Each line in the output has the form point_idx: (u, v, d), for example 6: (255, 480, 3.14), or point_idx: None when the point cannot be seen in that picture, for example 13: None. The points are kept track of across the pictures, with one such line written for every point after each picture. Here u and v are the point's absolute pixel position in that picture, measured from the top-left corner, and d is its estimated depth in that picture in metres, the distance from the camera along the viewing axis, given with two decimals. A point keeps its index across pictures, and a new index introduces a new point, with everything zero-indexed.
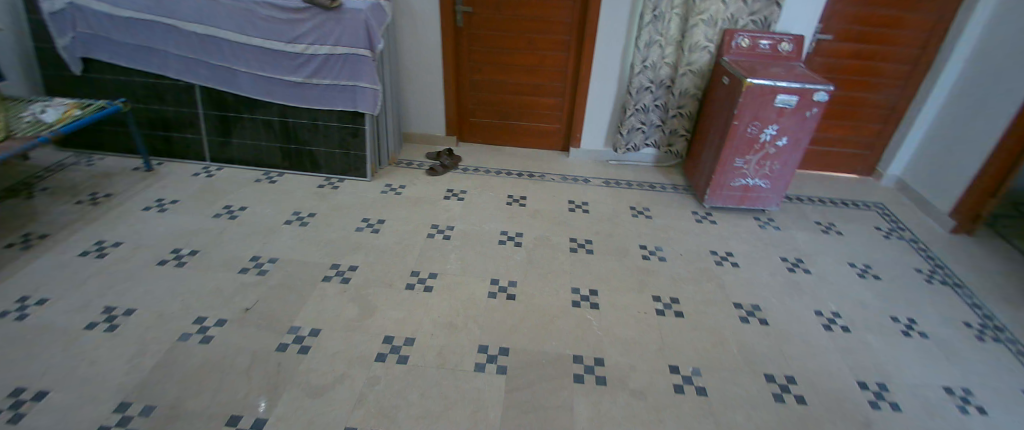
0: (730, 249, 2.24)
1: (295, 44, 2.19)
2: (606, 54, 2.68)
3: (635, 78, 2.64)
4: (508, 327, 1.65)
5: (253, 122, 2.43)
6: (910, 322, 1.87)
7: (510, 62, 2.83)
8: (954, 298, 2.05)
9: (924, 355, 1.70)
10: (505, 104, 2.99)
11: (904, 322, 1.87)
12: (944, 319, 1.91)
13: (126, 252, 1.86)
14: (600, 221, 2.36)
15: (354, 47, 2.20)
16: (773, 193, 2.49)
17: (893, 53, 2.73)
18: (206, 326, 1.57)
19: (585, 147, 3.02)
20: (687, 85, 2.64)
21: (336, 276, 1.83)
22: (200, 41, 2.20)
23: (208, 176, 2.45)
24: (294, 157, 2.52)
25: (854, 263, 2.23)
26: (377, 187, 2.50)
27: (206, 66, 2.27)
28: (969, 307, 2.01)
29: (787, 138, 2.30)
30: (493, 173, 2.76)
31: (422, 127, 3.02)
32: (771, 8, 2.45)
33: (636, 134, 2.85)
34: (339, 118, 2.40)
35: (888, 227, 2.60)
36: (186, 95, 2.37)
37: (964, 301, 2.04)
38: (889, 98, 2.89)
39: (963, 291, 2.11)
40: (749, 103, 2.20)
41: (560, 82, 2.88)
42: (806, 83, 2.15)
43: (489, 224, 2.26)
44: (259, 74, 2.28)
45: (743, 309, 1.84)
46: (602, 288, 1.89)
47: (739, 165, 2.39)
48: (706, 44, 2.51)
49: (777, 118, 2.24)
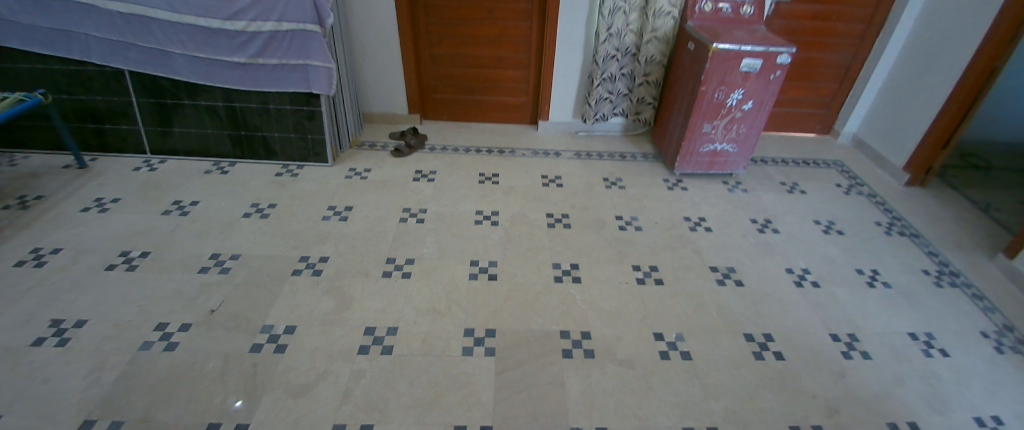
0: (702, 215, 2.29)
1: (233, 22, 2.00)
2: (570, 23, 2.61)
3: (601, 46, 2.58)
4: (493, 308, 1.63)
5: (196, 108, 2.23)
6: (874, 273, 2.01)
7: (471, 34, 2.70)
8: (908, 248, 2.21)
9: (885, 304, 1.83)
10: (469, 79, 2.88)
11: (869, 273, 2.01)
12: (905, 269, 2.06)
13: (68, 258, 1.67)
14: (575, 195, 2.35)
15: (302, 23, 2.04)
16: (739, 157, 2.55)
17: (847, 13, 2.80)
18: (169, 332, 1.45)
19: (554, 119, 2.97)
20: (652, 51, 2.62)
21: (306, 269, 1.74)
22: (125, 21, 1.96)
23: (151, 170, 2.23)
24: (246, 144, 2.34)
25: (818, 220, 2.35)
26: (342, 172, 2.37)
27: (135, 49, 2.04)
28: (927, 255, 2.17)
29: (752, 102, 2.34)
30: (461, 151, 2.68)
31: (384, 106, 2.88)
32: None
33: (604, 104, 2.82)
34: (292, 100, 2.24)
35: (847, 184, 2.73)
36: (116, 82, 2.13)
37: (922, 250, 2.20)
38: (842, 58, 2.98)
39: (919, 240, 2.27)
40: (716, 68, 2.20)
41: (524, 53, 2.79)
42: (769, 46, 2.17)
43: (463, 204, 2.20)
44: (198, 56, 2.07)
45: (719, 271, 1.91)
46: (582, 261, 1.90)
47: (707, 131, 2.42)
48: (670, 9, 2.48)
49: (743, 82, 2.26)
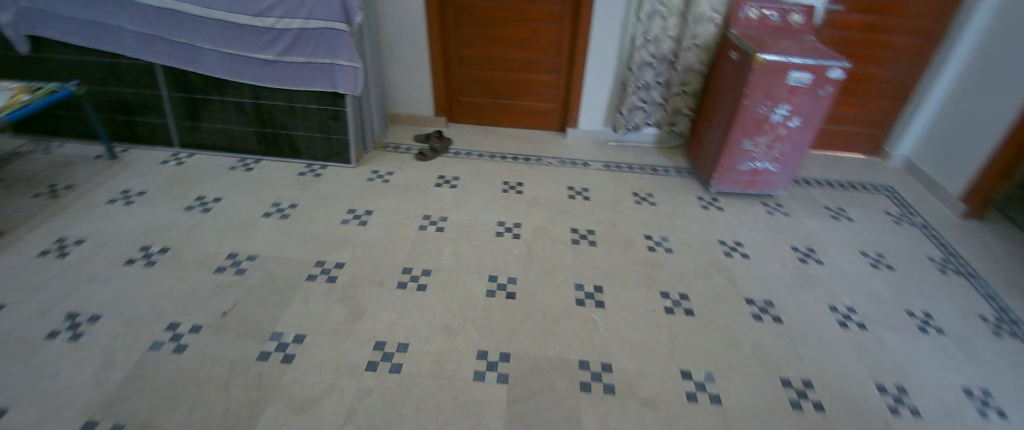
0: (738, 239, 2.15)
1: (262, 19, 1.98)
2: (604, 27, 2.49)
3: (636, 53, 2.46)
4: (509, 329, 1.55)
5: (224, 104, 2.23)
6: (926, 317, 1.82)
7: (501, 35, 2.62)
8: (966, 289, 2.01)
9: (939, 352, 1.65)
10: (497, 82, 2.80)
11: (920, 317, 1.82)
12: (959, 314, 1.86)
13: (90, 251, 1.70)
14: (603, 210, 2.24)
15: (329, 21, 2.00)
16: (781, 177, 2.37)
17: (907, 26, 2.58)
18: (180, 333, 1.43)
19: (583, 127, 2.86)
20: (691, 60, 2.47)
21: (321, 275, 1.69)
22: (159, 15, 1.98)
23: (179, 164, 2.26)
24: (271, 141, 2.33)
25: (865, 252, 2.19)
26: (364, 174, 2.33)
27: (166, 43, 2.06)
28: (984, 298, 1.96)
29: (799, 118, 2.16)
30: (486, 157, 2.61)
31: (410, 106, 2.83)
32: None
33: (636, 114, 2.69)
34: (318, 99, 2.21)
35: (898, 213, 2.53)
36: (148, 76, 2.17)
37: (979, 292, 1.99)
38: (898, 74, 2.75)
39: (976, 281, 2.06)
40: (761, 80, 2.04)
41: (555, 58, 2.70)
42: (820, 59, 2.00)
43: (484, 214, 2.13)
44: (226, 52, 2.07)
45: (756, 305, 1.79)
46: (607, 283, 1.79)
47: (748, 147, 2.26)
48: (712, 15, 2.32)
49: (790, 97, 2.09)
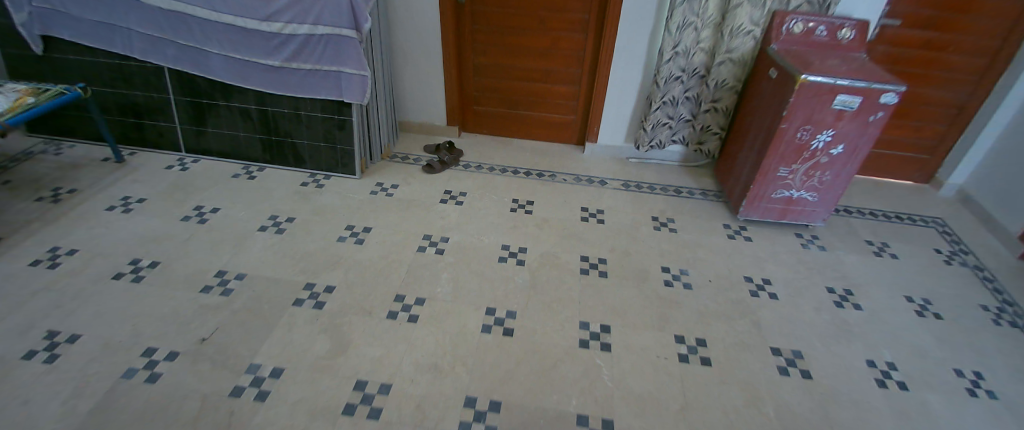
0: (767, 276, 1.95)
1: (270, 23, 1.91)
2: (630, 38, 2.31)
3: (663, 66, 2.27)
4: (503, 372, 1.41)
5: (230, 109, 2.16)
6: (977, 378, 1.63)
7: (519, 43, 2.48)
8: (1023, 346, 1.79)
9: (993, 423, 1.46)
10: (513, 92, 2.66)
11: (970, 377, 1.64)
12: (1017, 375, 1.66)
13: (81, 262, 1.66)
14: (617, 235, 2.07)
15: (338, 27, 1.91)
16: (820, 207, 2.15)
17: (972, 43, 2.29)
18: (154, 360, 1.36)
19: (603, 142, 2.69)
20: (725, 75, 2.26)
21: (309, 300, 1.60)
22: (167, 17, 1.93)
23: (183, 169, 2.22)
24: (275, 149, 2.24)
25: (911, 298, 1.97)
26: (367, 186, 2.22)
27: (174, 46, 2.01)
28: None
29: (843, 146, 1.93)
30: (496, 170, 2.47)
31: (422, 115, 2.71)
32: None
33: (661, 130, 2.50)
34: (323, 108, 2.12)
35: (950, 251, 2.28)
36: (155, 79, 2.13)
37: None
38: (956, 96, 2.46)
39: None
40: (802, 103, 1.83)
41: (576, 68, 2.53)
42: (872, 81, 1.77)
43: (489, 235, 1.99)
44: (233, 57, 2.00)
45: (783, 356, 1.60)
46: (616, 323, 1.63)
47: (783, 175, 2.05)
48: (751, 28, 2.11)
49: (835, 123, 1.87)
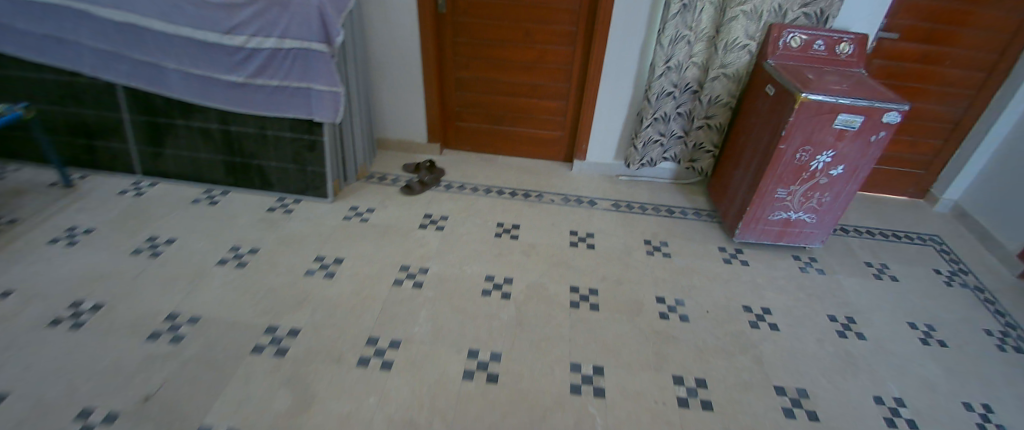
0: (766, 305, 1.85)
1: (232, 37, 1.74)
2: (620, 52, 2.21)
3: (654, 81, 2.18)
4: (486, 426, 1.27)
5: (189, 129, 1.99)
6: (987, 411, 1.54)
7: (504, 57, 2.36)
8: None
9: None
10: (498, 107, 2.53)
11: (980, 410, 1.55)
12: None
13: (14, 306, 1.47)
14: (608, 262, 1.95)
15: (306, 41, 1.76)
16: (818, 229, 2.08)
17: (968, 57, 2.23)
18: (89, 424, 1.18)
19: (592, 159, 2.57)
20: (718, 91, 2.18)
21: (270, 346, 1.44)
22: (119, 30, 1.75)
23: (137, 195, 2.03)
24: (241, 172, 2.08)
25: (914, 324, 1.89)
26: (341, 211, 2.07)
27: (127, 61, 1.82)
28: None
29: (843, 166, 1.86)
30: (480, 191, 2.34)
31: (401, 132, 2.57)
32: None
33: (652, 148, 2.40)
34: (291, 127, 1.96)
35: (949, 271, 2.21)
36: (107, 96, 1.93)
37: None
38: (952, 111, 2.41)
39: None
40: (802, 123, 1.75)
41: (564, 82, 2.42)
42: (874, 99, 1.70)
43: (472, 265, 1.85)
44: (192, 73, 1.83)
45: (787, 396, 1.49)
46: (609, 363, 1.50)
47: (781, 196, 1.97)
48: (746, 42, 2.03)
49: (835, 143, 1.80)
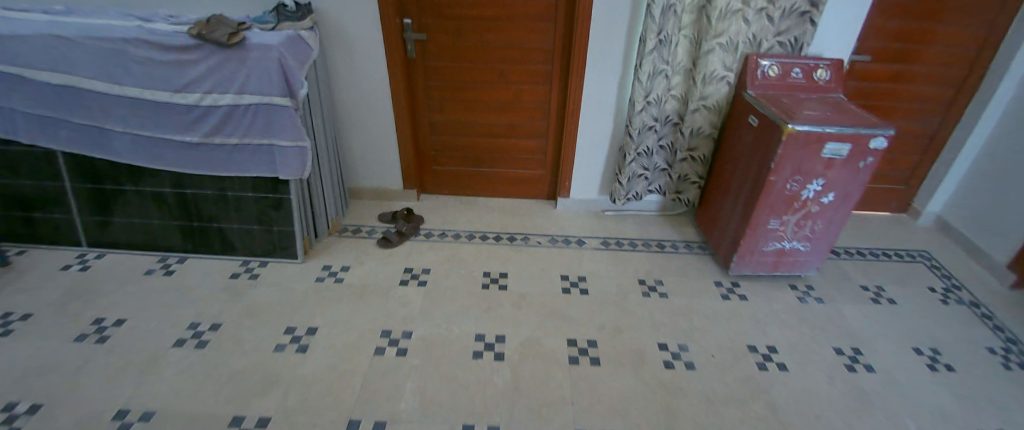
0: (771, 342, 1.77)
1: (185, 94, 1.64)
2: (598, 88, 2.18)
3: (635, 116, 2.15)
4: None
5: (140, 194, 1.82)
6: None
7: (480, 98, 2.30)
8: None
9: None
10: (477, 149, 2.46)
11: None
12: None
13: None
14: (604, 307, 1.85)
15: (267, 95, 1.65)
16: (812, 256, 2.07)
17: (937, 75, 2.30)
18: None
19: (576, 196, 2.51)
20: (700, 122, 2.18)
21: None
22: (59, 94, 1.62)
23: (84, 268, 1.81)
24: (199, 236, 1.90)
25: (919, 349, 1.84)
26: (314, 271, 1.91)
27: (69, 125, 1.68)
28: None
29: (834, 193, 1.86)
30: (464, 237, 2.23)
31: (375, 179, 2.45)
32: (805, 26, 1.96)
33: (637, 182, 2.36)
34: (254, 186, 1.83)
35: (942, 288, 2.20)
36: (47, 165, 1.75)
37: None
38: (927, 126, 2.47)
39: None
40: (791, 154, 1.75)
41: (543, 120, 2.37)
42: (859, 127, 1.71)
43: (459, 323, 1.71)
44: (140, 134, 1.70)
45: None
46: (617, 426, 1.38)
47: (774, 227, 1.96)
48: (724, 74, 2.04)
49: (824, 171, 1.80)
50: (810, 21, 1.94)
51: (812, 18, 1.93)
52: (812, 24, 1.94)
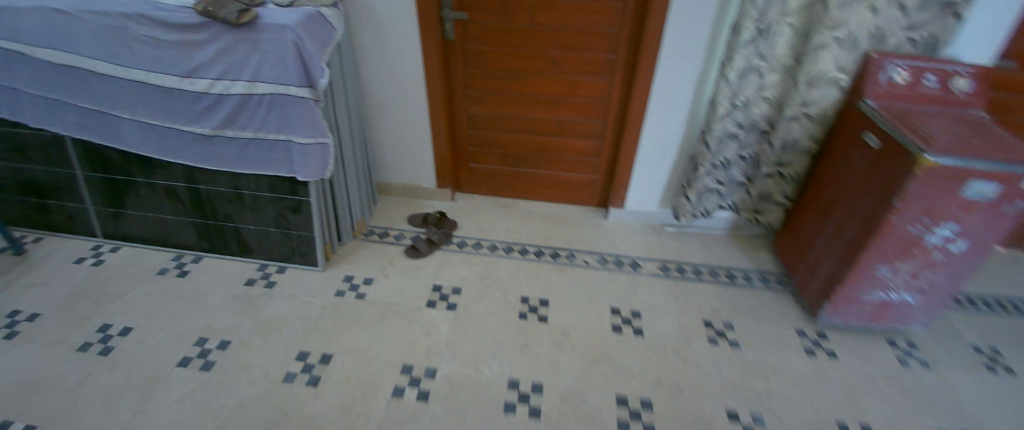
0: (871, 422, 1.43)
1: (194, 81, 1.44)
2: (671, 84, 1.80)
3: (715, 122, 1.77)
4: None
5: (152, 188, 1.67)
6: None
7: (525, 90, 1.98)
8: None
9: None
10: (520, 147, 2.15)
11: None
12: None
13: None
14: (661, 355, 1.56)
15: (281, 85, 1.43)
16: (921, 310, 1.68)
17: None
18: None
19: (633, 207, 2.18)
20: (795, 134, 1.76)
21: None
22: (60, 73, 1.46)
23: (97, 263, 1.70)
24: (214, 235, 1.75)
25: None
26: (335, 283, 1.72)
27: (73, 109, 1.52)
28: None
29: (966, 242, 1.45)
30: (501, 250, 1.97)
31: (406, 175, 2.22)
32: (945, 21, 1.47)
33: (709, 198, 2.00)
34: (271, 186, 1.63)
35: None
36: (56, 150, 1.62)
37: None
38: None
39: None
40: (922, 192, 1.35)
41: (600, 119, 2.02)
42: (1017, 163, 1.27)
43: (490, 362, 1.48)
44: (149, 123, 1.53)
45: None
46: None
47: (882, 275, 1.57)
48: (838, 75, 1.59)
49: (961, 215, 1.39)
50: (955, 14, 1.45)
51: (959, 11, 1.43)
52: (957, 19, 1.45)
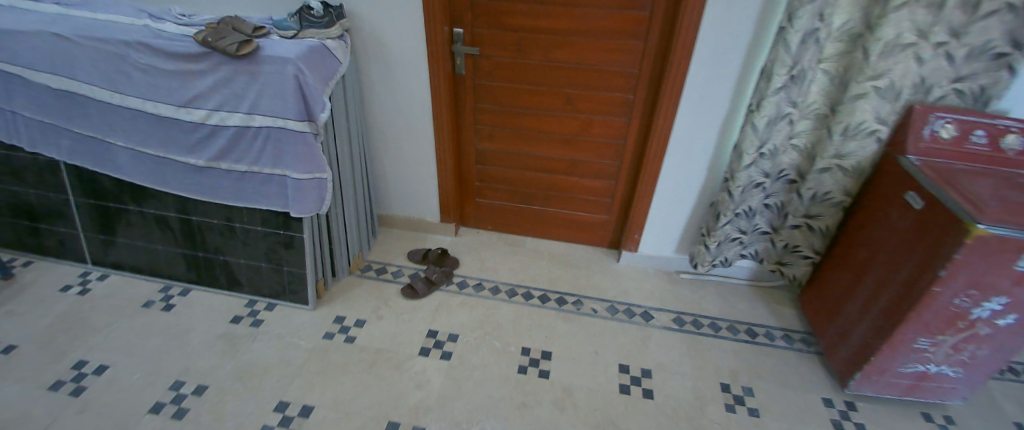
0: None
1: (191, 111, 1.38)
2: (692, 128, 1.70)
3: (740, 170, 1.65)
4: None
5: (143, 216, 1.62)
6: None
7: (537, 127, 1.90)
8: None
9: None
10: (529, 184, 2.06)
11: None
12: None
13: None
14: (673, 424, 1.41)
15: (281, 118, 1.36)
16: (964, 385, 1.50)
17: None
18: None
19: (646, 251, 2.06)
20: (827, 185, 1.64)
21: None
22: (59, 99, 1.42)
23: (82, 292, 1.64)
24: (204, 268, 1.68)
25: None
26: (325, 323, 1.63)
27: (69, 134, 1.48)
28: None
29: (1017, 316, 1.29)
30: (503, 293, 1.86)
31: (409, 208, 2.14)
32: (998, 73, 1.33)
33: (729, 247, 1.87)
34: (263, 220, 1.56)
35: None
36: (50, 174, 1.59)
37: None
38: None
39: None
40: (971, 262, 1.20)
41: (615, 159, 1.92)
42: None
43: (483, 424, 1.35)
44: (143, 152, 1.48)
45: None
46: None
47: (921, 346, 1.41)
48: (876, 127, 1.48)
49: (1013, 287, 1.23)
50: (1008, 66, 1.31)
51: (1012, 63, 1.29)
52: (1010, 71, 1.31)
